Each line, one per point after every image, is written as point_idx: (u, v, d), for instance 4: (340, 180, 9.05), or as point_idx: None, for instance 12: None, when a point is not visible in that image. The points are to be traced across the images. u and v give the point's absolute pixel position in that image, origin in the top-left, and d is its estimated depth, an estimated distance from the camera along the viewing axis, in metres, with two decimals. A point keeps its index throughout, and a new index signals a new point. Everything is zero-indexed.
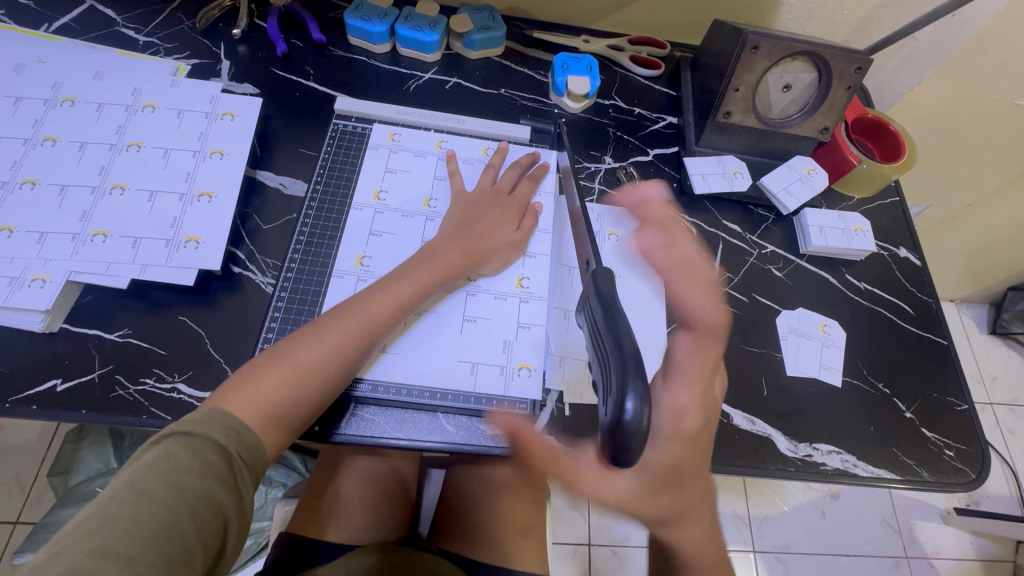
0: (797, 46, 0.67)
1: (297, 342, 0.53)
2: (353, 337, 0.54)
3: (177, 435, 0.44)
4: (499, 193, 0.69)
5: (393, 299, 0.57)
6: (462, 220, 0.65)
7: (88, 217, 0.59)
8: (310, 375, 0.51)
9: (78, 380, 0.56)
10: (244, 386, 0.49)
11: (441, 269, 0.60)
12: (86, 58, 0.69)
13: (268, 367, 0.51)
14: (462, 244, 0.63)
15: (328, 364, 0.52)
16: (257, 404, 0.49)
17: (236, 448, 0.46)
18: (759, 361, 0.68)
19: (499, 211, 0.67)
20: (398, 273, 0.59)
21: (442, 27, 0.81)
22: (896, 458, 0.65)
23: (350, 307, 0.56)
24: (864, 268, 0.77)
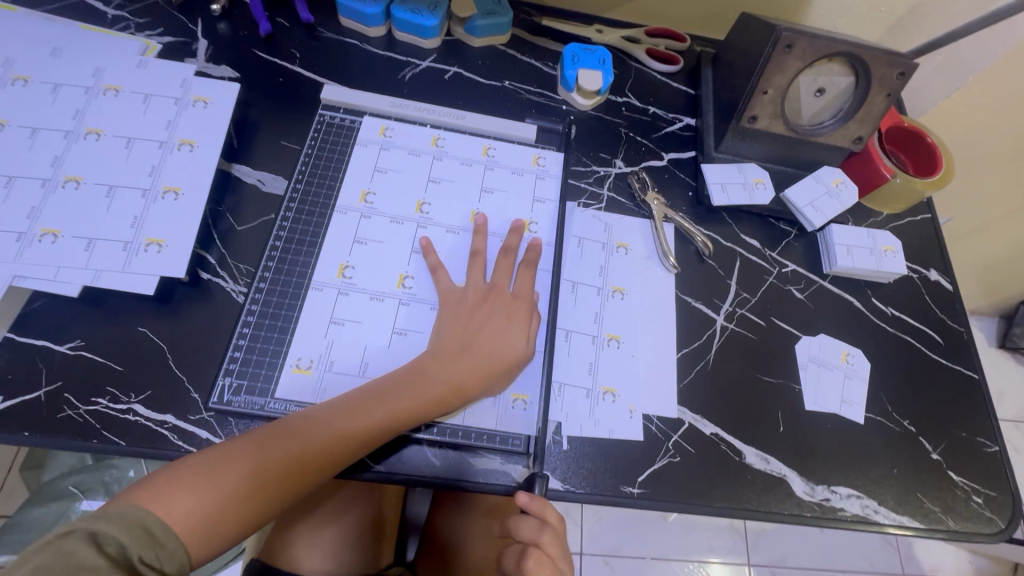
0: (835, 46, 0.61)
1: (244, 448, 0.46)
2: (309, 462, 0.48)
3: (79, 533, 0.38)
4: (501, 292, 0.59)
5: (353, 428, 0.49)
6: (458, 334, 0.55)
7: (37, 214, 0.53)
8: (252, 492, 0.45)
9: (21, 398, 0.50)
10: (177, 488, 0.43)
11: (429, 400, 0.51)
12: (43, 31, 0.62)
13: (207, 473, 0.44)
14: (459, 371, 0.53)
15: (275, 484, 0.47)
16: (186, 518, 0.43)
17: (146, 548, 0.40)
18: (776, 392, 0.62)
19: (503, 317, 0.57)
20: (378, 401, 0.50)
21: (442, 10, 0.74)
22: (920, 504, 0.60)
23: (313, 422, 0.48)
24: (891, 292, 0.71)
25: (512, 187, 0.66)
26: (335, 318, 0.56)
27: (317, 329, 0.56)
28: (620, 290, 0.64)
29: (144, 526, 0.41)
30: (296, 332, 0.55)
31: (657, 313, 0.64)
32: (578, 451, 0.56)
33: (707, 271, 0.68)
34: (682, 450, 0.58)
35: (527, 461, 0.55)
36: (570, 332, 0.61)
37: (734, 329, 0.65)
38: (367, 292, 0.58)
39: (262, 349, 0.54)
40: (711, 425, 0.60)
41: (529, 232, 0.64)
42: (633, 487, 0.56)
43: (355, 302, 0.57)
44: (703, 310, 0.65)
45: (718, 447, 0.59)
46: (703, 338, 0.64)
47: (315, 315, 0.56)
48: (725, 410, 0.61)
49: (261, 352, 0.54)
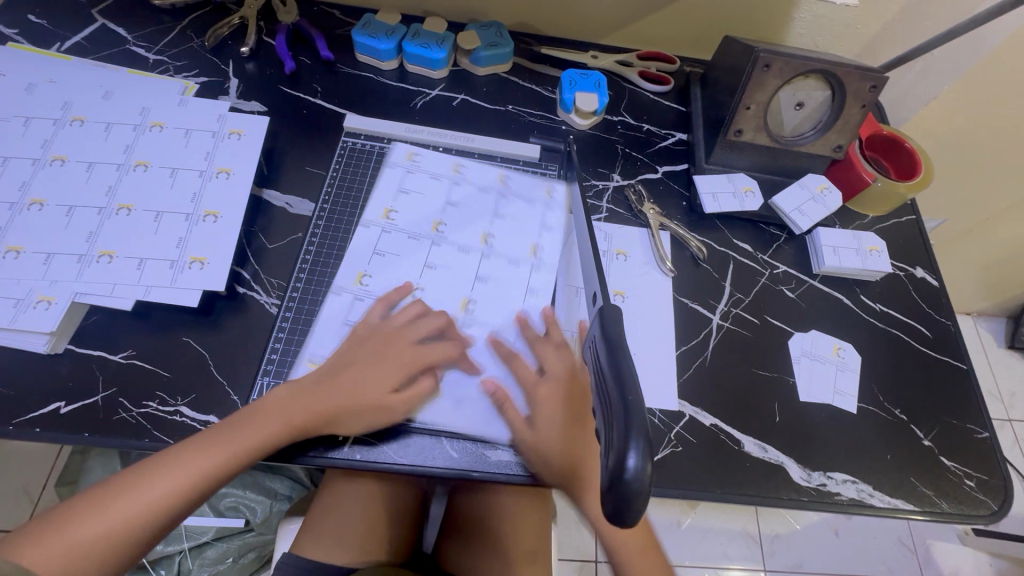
0: (810, 64, 0.66)
1: (93, 496, 0.47)
2: (160, 502, 0.48)
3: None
4: (389, 334, 0.59)
5: (201, 465, 0.50)
6: (336, 365, 0.57)
7: (94, 238, 0.59)
8: (99, 538, 0.45)
9: (81, 402, 0.56)
10: (34, 542, 0.44)
11: (274, 431, 0.52)
12: (95, 77, 0.70)
13: (64, 521, 0.45)
14: (302, 404, 0.54)
15: (128, 526, 0.46)
16: (42, 568, 0.43)
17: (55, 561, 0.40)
18: (771, 385, 0.66)
19: (378, 358, 0.58)
20: (214, 439, 0.51)
21: (449, 44, 0.81)
22: (914, 488, 0.63)
23: (165, 460, 0.49)
24: (878, 289, 0.75)
25: (523, 214, 0.70)
26: None
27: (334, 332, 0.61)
28: (621, 293, 0.69)
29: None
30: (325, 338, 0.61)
31: (657, 313, 0.68)
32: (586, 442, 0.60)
33: (702, 274, 0.73)
34: (683, 440, 0.62)
35: None
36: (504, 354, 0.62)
37: (730, 327, 0.70)
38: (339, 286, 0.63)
39: (294, 353, 0.60)
40: (711, 416, 0.64)
41: (533, 257, 0.68)
42: None
43: None
44: (700, 310, 0.70)
45: (718, 437, 0.63)
46: (701, 336, 0.68)
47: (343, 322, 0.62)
48: (724, 403, 0.65)
49: (293, 356, 0.60)
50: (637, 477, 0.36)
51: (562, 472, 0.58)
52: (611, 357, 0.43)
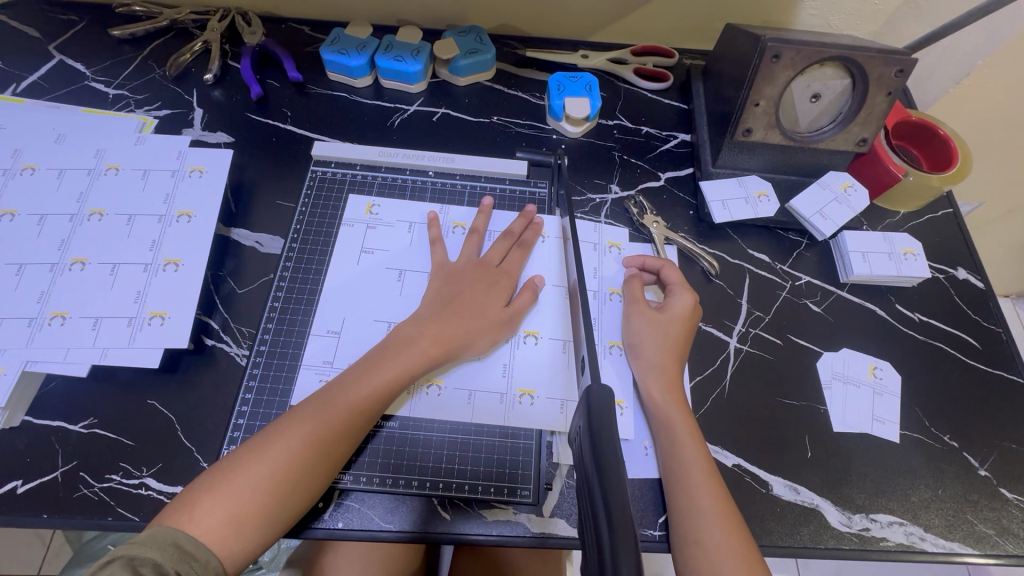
0: (826, 51, 0.58)
1: (242, 457, 0.46)
2: (308, 453, 0.46)
3: (119, 560, 0.39)
4: (486, 266, 0.59)
5: (365, 390, 0.50)
6: (441, 295, 0.57)
7: (46, 298, 0.55)
8: (256, 498, 0.44)
9: (39, 480, 0.51)
10: (188, 507, 0.43)
11: (415, 360, 0.52)
12: (47, 120, 0.65)
13: (215, 486, 0.44)
14: (439, 328, 0.54)
15: (287, 482, 0.45)
16: (209, 530, 0.43)
17: (178, 564, 0.40)
18: (799, 416, 0.59)
19: (484, 285, 0.58)
20: (368, 364, 0.51)
21: (425, 55, 0.75)
22: (972, 527, 0.55)
23: (308, 412, 0.48)
24: (916, 296, 0.67)
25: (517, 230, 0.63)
26: (332, 366, 0.56)
27: (385, 280, 0.61)
28: (619, 343, 0.60)
29: (175, 542, 0.41)
30: (296, 390, 0.56)
31: None
32: (642, 479, 0.54)
33: (715, 291, 0.66)
34: None
35: (540, 509, 0.52)
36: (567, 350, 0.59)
37: (748, 350, 0.62)
38: (392, 228, 0.64)
39: (265, 411, 0.55)
40: (732, 455, 0.57)
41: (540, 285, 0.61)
42: (654, 529, 0.52)
43: (349, 349, 0.57)
44: (713, 333, 0.63)
45: (742, 479, 0.56)
46: (716, 363, 0.61)
47: (313, 366, 0.56)
48: (747, 439, 0.58)
49: (265, 411, 0.55)
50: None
51: (571, 532, 0.51)
52: (596, 464, 0.34)
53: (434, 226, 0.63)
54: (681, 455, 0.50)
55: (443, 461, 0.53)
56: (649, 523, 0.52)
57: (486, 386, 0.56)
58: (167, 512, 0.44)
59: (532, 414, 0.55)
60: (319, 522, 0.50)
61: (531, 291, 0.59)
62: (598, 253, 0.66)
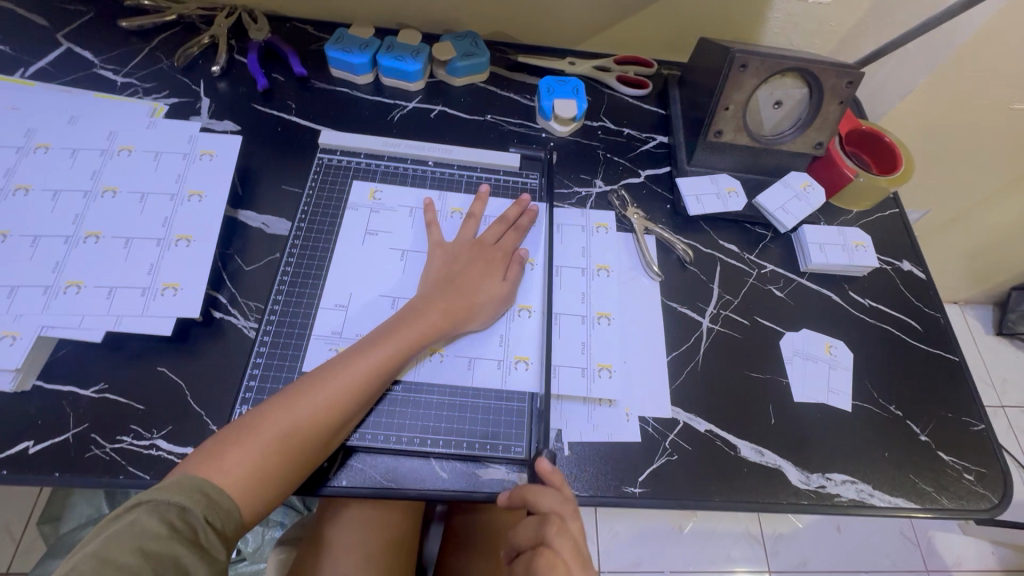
0: (786, 62, 0.66)
1: (266, 412, 0.50)
2: (328, 413, 0.50)
3: (144, 504, 0.42)
4: (484, 244, 0.65)
5: (381, 357, 0.54)
6: (443, 274, 0.61)
7: (61, 269, 0.57)
8: (278, 452, 0.48)
9: (52, 440, 0.53)
10: (213, 458, 0.46)
11: (424, 329, 0.56)
12: (61, 103, 0.68)
13: (242, 437, 0.48)
14: (444, 302, 0.58)
15: (305, 438, 0.49)
16: (233, 479, 0.46)
17: (205, 509, 0.44)
18: (763, 387, 0.65)
19: (483, 263, 0.63)
20: (382, 333, 0.56)
21: (424, 55, 0.80)
22: (913, 485, 0.62)
23: (327, 375, 0.52)
24: (866, 284, 0.74)
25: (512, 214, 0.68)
26: (341, 336, 0.60)
27: (389, 260, 0.65)
28: (605, 315, 0.66)
29: (201, 489, 0.44)
30: (305, 357, 0.59)
31: (645, 317, 0.67)
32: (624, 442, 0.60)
33: (689, 276, 0.72)
34: (678, 448, 0.61)
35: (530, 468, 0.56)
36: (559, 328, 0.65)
37: (719, 330, 0.69)
38: (394, 212, 0.69)
39: (275, 377, 0.58)
40: (705, 422, 0.62)
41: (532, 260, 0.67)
42: (634, 487, 0.58)
43: (357, 320, 0.61)
44: (688, 313, 0.69)
45: (713, 443, 0.61)
46: (691, 340, 0.67)
47: (322, 336, 0.60)
48: (716, 407, 0.63)
49: (274, 379, 0.58)
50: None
51: None
52: None
53: (432, 212, 0.67)
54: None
55: (445, 423, 0.57)
56: (630, 482, 0.58)
57: (485, 354, 0.60)
58: (192, 458, 0.47)
59: (526, 379, 0.60)
60: (326, 480, 0.54)
61: (519, 262, 0.64)
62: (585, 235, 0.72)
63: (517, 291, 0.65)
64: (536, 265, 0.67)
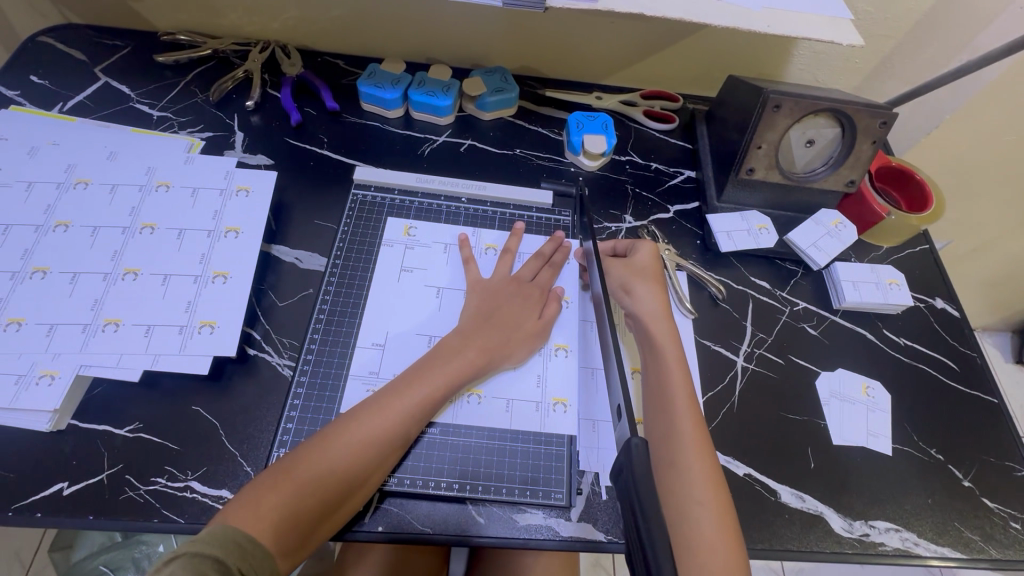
0: (820, 104, 0.66)
1: (303, 455, 0.49)
2: (366, 454, 0.50)
3: (180, 558, 0.41)
4: (521, 280, 0.65)
5: (417, 396, 0.54)
6: (480, 312, 0.61)
7: (99, 306, 0.57)
8: (315, 496, 0.47)
9: (86, 482, 0.53)
10: (249, 504, 0.46)
11: (459, 367, 0.56)
12: (101, 138, 0.69)
13: (278, 481, 0.47)
14: (482, 340, 0.58)
15: (340, 481, 0.48)
16: (270, 527, 0.45)
17: (240, 561, 0.43)
18: (801, 429, 0.64)
19: (520, 299, 0.63)
20: (416, 371, 0.55)
21: (455, 91, 0.81)
22: (959, 533, 0.60)
23: (363, 416, 0.52)
24: (900, 323, 0.74)
25: (547, 249, 0.68)
26: (378, 375, 0.60)
27: (424, 296, 0.65)
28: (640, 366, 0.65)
29: (236, 540, 0.43)
30: (342, 396, 0.58)
31: None
32: None
33: (722, 314, 0.71)
34: None
35: (569, 514, 0.55)
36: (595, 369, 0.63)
37: (754, 369, 0.68)
38: (429, 247, 0.69)
39: (311, 419, 0.57)
40: (743, 465, 0.61)
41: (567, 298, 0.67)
42: None
43: (394, 358, 0.61)
44: (723, 353, 0.68)
45: (753, 487, 0.60)
46: (726, 381, 0.67)
47: (359, 375, 0.59)
48: (754, 451, 0.62)
49: (310, 421, 0.57)
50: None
51: (597, 536, 0.54)
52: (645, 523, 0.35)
53: (467, 250, 0.67)
54: (676, 441, 0.55)
55: (481, 467, 0.56)
56: None
57: (522, 394, 0.60)
58: (228, 505, 0.46)
59: (564, 420, 0.59)
60: (361, 526, 0.52)
61: (557, 300, 0.65)
62: None
63: (554, 328, 0.64)
64: (572, 302, 0.67)
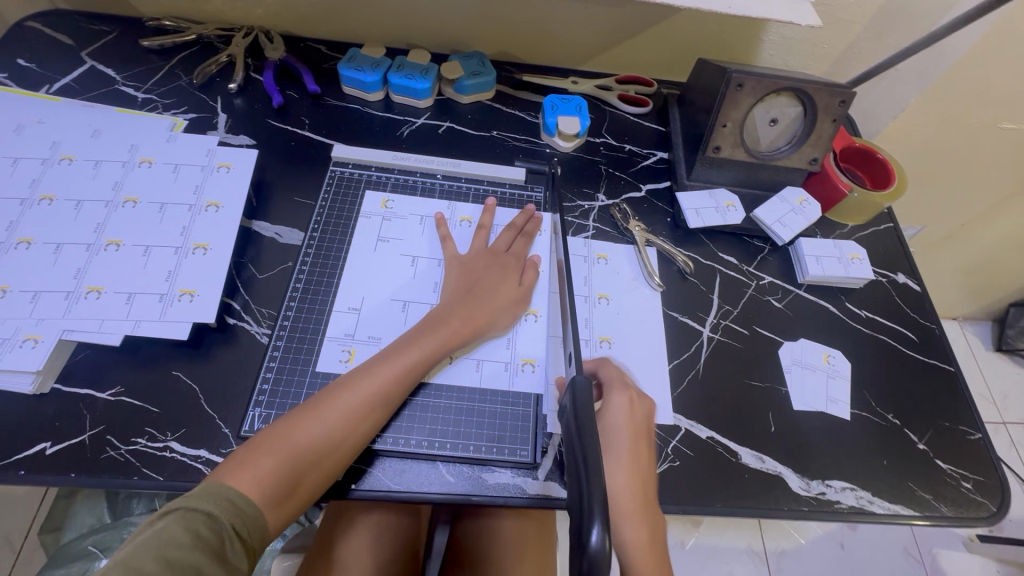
0: (780, 82, 0.69)
1: (293, 420, 0.51)
2: (353, 419, 0.52)
3: (174, 512, 0.43)
4: (497, 252, 0.67)
5: (403, 365, 0.56)
6: (463, 284, 0.63)
7: (82, 275, 0.59)
8: (306, 459, 0.50)
9: (68, 442, 0.54)
10: (241, 466, 0.48)
11: (444, 337, 0.58)
12: (86, 117, 0.71)
13: (270, 445, 0.49)
14: (466, 310, 0.60)
15: (329, 443, 0.51)
16: (262, 487, 0.48)
17: (233, 519, 0.45)
18: (763, 395, 0.67)
19: (497, 268, 0.65)
20: (403, 342, 0.57)
21: (433, 74, 0.83)
22: (912, 492, 0.63)
23: (352, 384, 0.54)
24: (863, 296, 0.76)
25: (519, 224, 0.70)
26: (353, 338, 0.62)
27: (399, 265, 0.67)
28: (607, 338, 0.67)
29: (228, 497, 0.46)
30: (318, 358, 0.61)
31: (649, 325, 0.69)
32: None
33: (690, 287, 0.74)
34: (680, 454, 0.62)
35: (535, 473, 0.57)
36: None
37: (720, 339, 0.70)
38: (405, 220, 0.71)
39: (286, 383, 0.59)
40: (706, 429, 0.64)
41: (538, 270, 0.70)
42: None
43: (369, 323, 0.63)
44: (690, 323, 0.71)
45: (715, 449, 0.62)
46: (692, 350, 0.69)
47: (334, 338, 0.62)
48: (718, 416, 0.65)
49: (285, 385, 0.59)
50: (598, 553, 0.35)
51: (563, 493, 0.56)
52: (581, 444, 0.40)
53: (443, 224, 0.70)
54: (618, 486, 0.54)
55: (450, 426, 0.58)
56: None
57: (493, 357, 0.62)
58: (220, 465, 0.48)
59: (531, 380, 0.61)
60: (360, 485, 0.55)
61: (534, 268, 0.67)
62: (587, 264, 0.73)
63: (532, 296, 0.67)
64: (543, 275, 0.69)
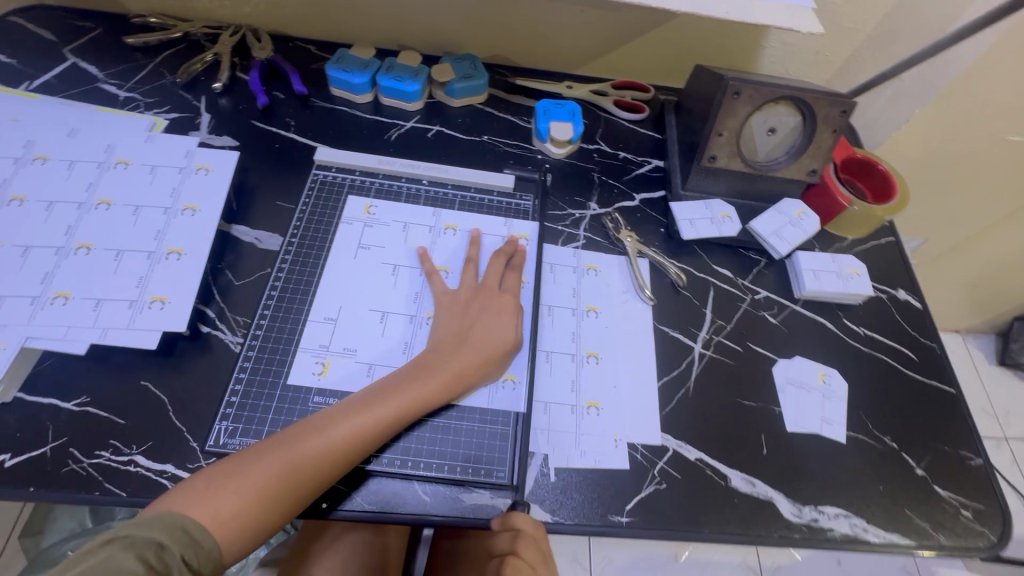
0: (779, 91, 0.66)
1: (259, 452, 0.49)
2: (328, 462, 0.50)
3: (123, 540, 0.42)
4: (488, 289, 0.63)
5: (381, 413, 0.53)
6: (454, 332, 0.59)
7: (49, 280, 0.57)
8: (267, 496, 0.48)
9: (29, 454, 0.52)
10: (200, 495, 0.46)
11: (430, 389, 0.55)
12: (62, 116, 0.69)
13: (231, 476, 0.47)
14: (459, 363, 0.57)
15: (298, 485, 0.48)
16: (217, 520, 0.46)
17: (184, 549, 0.44)
18: (755, 415, 0.64)
19: (493, 311, 0.61)
20: (385, 388, 0.54)
21: (423, 77, 0.81)
22: (910, 520, 0.60)
23: (327, 426, 0.51)
24: (861, 313, 0.74)
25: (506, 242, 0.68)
26: (329, 349, 0.60)
27: (380, 274, 0.65)
28: (594, 353, 0.65)
29: (183, 527, 0.44)
30: (290, 368, 0.58)
31: (638, 340, 0.67)
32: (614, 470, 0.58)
33: (682, 300, 0.71)
34: (667, 477, 0.59)
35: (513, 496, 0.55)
36: (549, 353, 0.64)
37: (712, 356, 0.68)
38: (388, 227, 0.69)
39: (256, 395, 0.57)
40: (695, 450, 0.61)
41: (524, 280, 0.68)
42: (621, 516, 0.56)
43: (346, 332, 0.61)
44: (681, 339, 0.68)
45: (703, 472, 0.60)
46: (682, 366, 0.67)
47: (309, 348, 0.60)
48: (708, 436, 0.62)
49: (255, 398, 0.57)
50: None
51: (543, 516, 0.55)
52: None
53: (426, 258, 0.66)
54: None
55: (425, 445, 0.56)
56: (616, 510, 0.56)
57: None
58: (177, 488, 0.47)
59: (512, 397, 0.60)
60: (345, 505, 0.53)
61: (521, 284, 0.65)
62: (576, 276, 0.70)
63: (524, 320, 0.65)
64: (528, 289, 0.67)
